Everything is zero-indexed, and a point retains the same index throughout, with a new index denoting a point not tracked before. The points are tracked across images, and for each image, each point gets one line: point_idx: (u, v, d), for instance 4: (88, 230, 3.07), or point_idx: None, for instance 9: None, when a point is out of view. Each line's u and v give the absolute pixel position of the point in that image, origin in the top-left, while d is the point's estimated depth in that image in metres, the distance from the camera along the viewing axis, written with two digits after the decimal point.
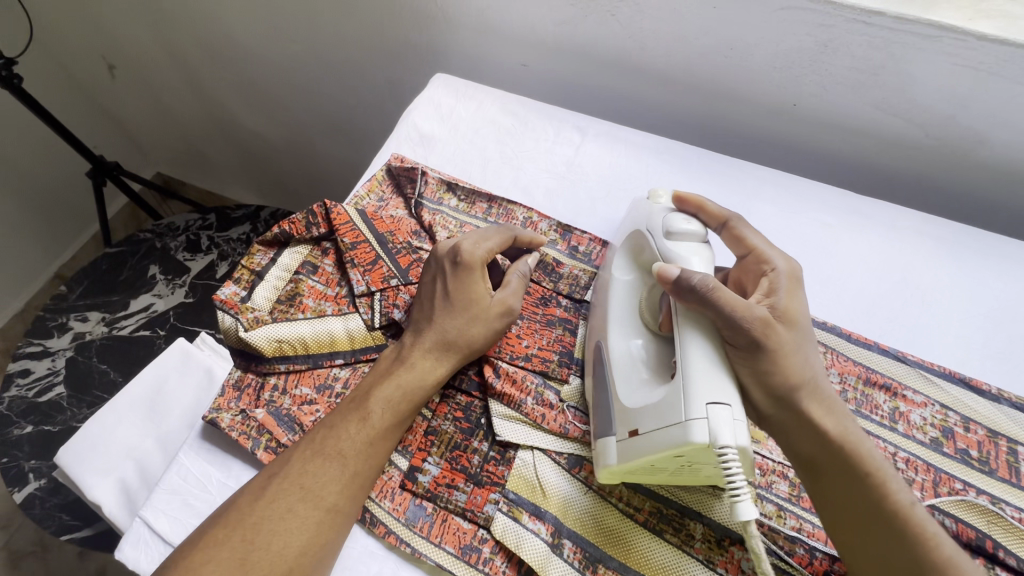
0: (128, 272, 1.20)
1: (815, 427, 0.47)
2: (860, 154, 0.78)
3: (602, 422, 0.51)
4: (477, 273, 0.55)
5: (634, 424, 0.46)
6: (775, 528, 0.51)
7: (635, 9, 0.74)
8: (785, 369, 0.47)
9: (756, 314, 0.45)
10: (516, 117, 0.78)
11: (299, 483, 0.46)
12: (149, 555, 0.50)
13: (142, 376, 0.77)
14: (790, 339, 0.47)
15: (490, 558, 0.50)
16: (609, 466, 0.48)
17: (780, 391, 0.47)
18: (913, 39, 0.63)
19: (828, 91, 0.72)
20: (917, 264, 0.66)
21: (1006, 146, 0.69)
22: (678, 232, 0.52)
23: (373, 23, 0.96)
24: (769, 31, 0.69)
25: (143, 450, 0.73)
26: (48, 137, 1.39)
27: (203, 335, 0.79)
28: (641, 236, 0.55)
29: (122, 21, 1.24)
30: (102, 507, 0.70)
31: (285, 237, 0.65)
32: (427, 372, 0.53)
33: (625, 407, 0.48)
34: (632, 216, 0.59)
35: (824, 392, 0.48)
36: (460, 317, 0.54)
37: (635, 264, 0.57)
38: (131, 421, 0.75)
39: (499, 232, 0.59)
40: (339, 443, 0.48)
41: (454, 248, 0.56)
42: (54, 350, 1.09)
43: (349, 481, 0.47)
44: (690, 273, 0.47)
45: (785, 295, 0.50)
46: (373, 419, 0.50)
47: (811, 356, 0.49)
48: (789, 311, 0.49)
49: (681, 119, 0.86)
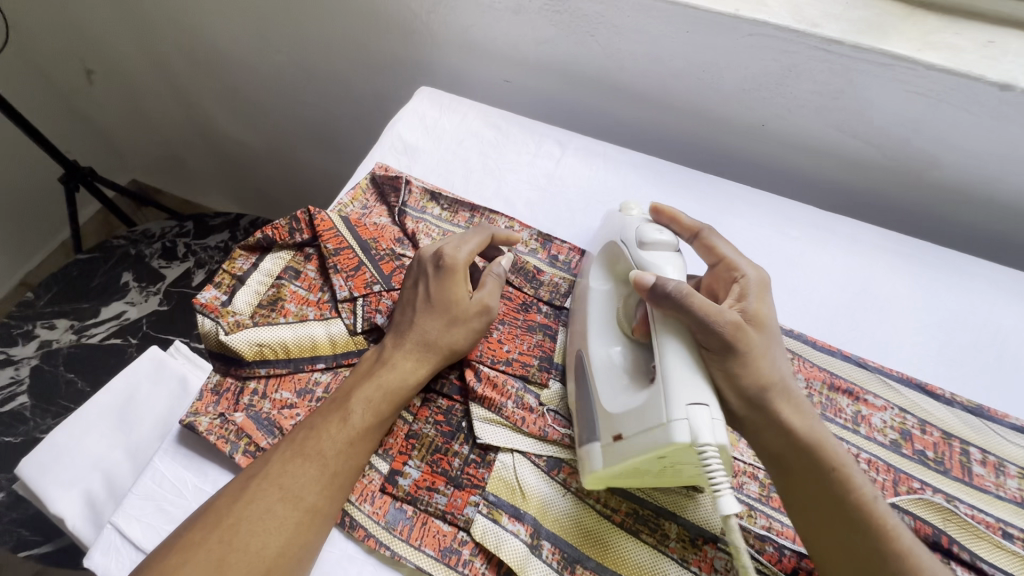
0: (100, 279, 1.18)
1: (784, 426, 0.50)
2: (824, 172, 0.82)
3: (586, 428, 0.52)
4: (459, 275, 0.57)
5: (616, 428, 0.48)
6: (746, 528, 0.52)
7: (613, 30, 0.77)
8: (754, 370, 0.49)
9: (728, 318, 0.48)
10: (499, 130, 0.81)
11: (278, 483, 0.46)
12: (119, 562, 0.49)
13: (113, 385, 0.76)
14: (760, 341, 0.50)
15: (469, 560, 0.50)
16: (595, 471, 0.50)
17: (751, 393, 0.49)
18: (868, 66, 0.68)
19: (793, 112, 0.77)
20: (876, 276, 0.70)
21: (956, 168, 0.73)
22: (650, 241, 0.54)
23: (357, 36, 0.98)
24: (738, 55, 0.73)
25: (109, 461, 0.72)
26: (19, 140, 1.36)
27: (178, 344, 0.80)
28: (617, 246, 0.58)
29: (102, 25, 1.23)
30: (63, 521, 0.68)
31: (267, 242, 0.66)
32: (408, 373, 0.53)
33: (608, 412, 0.49)
34: (610, 227, 0.62)
35: (791, 393, 0.51)
36: (441, 319, 0.55)
37: (611, 274, 0.59)
38: (102, 431, 0.74)
39: (477, 234, 0.61)
40: (319, 443, 0.48)
41: (437, 252, 0.58)
42: (18, 359, 1.06)
43: (329, 480, 0.47)
44: (665, 280, 0.49)
45: (758, 300, 0.52)
46: (353, 418, 0.50)
47: (779, 356, 0.51)
48: (761, 313, 0.52)
49: (657, 136, 0.89)
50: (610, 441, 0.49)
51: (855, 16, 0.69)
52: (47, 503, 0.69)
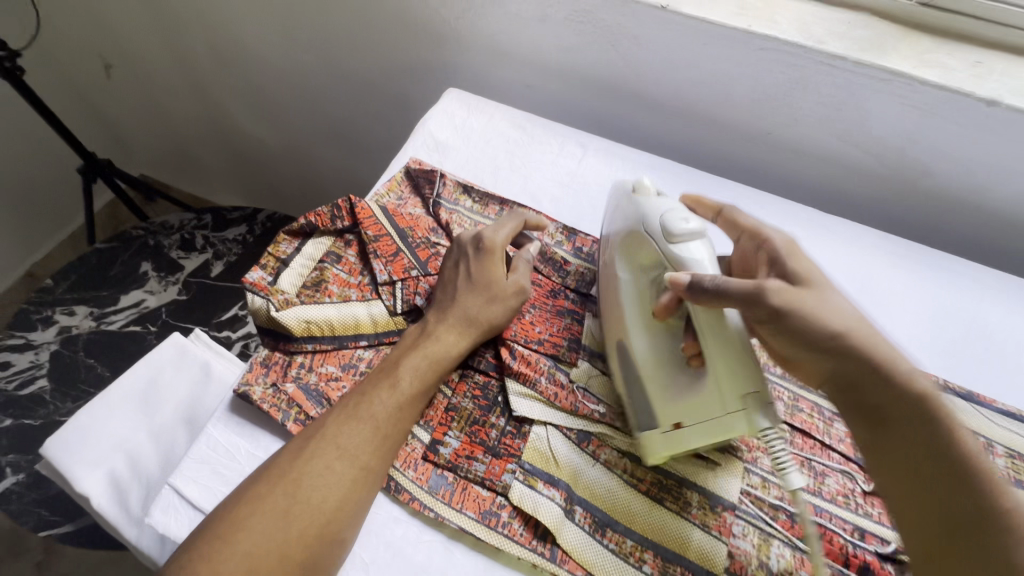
0: (119, 268, 1.20)
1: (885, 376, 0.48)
2: (825, 178, 0.88)
3: (640, 411, 0.57)
4: (496, 256, 0.62)
5: (674, 417, 0.53)
6: (760, 497, 0.57)
7: (634, 41, 0.83)
8: (829, 320, 0.50)
9: (772, 287, 0.51)
10: (524, 130, 0.85)
11: (335, 443, 0.50)
12: (178, 520, 0.52)
13: (136, 369, 0.79)
14: (821, 295, 0.52)
15: (508, 522, 0.54)
16: (656, 453, 0.55)
17: (834, 343, 0.50)
18: (869, 81, 0.74)
19: (798, 122, 0.83)
20: (875, 273, 0.76)
21: (946, 176, 0.80)
22: (678, 234, 0.56)
23: (385, 39, 1.03)
24: (749, 67, 0.79)
25: (134, 442, 0.73)
26: (39, 131, 1.39)
27: (198, 331, 0.84)
28: (641, 234, 0.59)
29: (129, 22, 1.26)
30: (89, 501, 0.68)
31: (310, 228, 0.69)
32: (451, 345, 0.58)
33: (665, 404, 0.54)
34: (626, 214, 0.63)
35: (879, 336, 0.51)
36: (481, 295, 0.60)
37: (635, 261, 0.61)
38: (125, 413, 0.76)
39: (512, 219, 0.67)
40: (371, 406, 0.52)
41: (477, 236, 0.64)
42: (37, 344, 1.07)
43: (380, 440, 0.51)
44: (700, 277, 0.51)
45: (795, 259, 0.56)
46: (402, 384, 0.54)
47: (848, 306, 0.53)
48: (809, 271, 0.54)
49: (669, 141, 0.95)
50: (667, 428, 0.54)
51: (857, 35, 0.75)
52: (71, 482, 0.69)
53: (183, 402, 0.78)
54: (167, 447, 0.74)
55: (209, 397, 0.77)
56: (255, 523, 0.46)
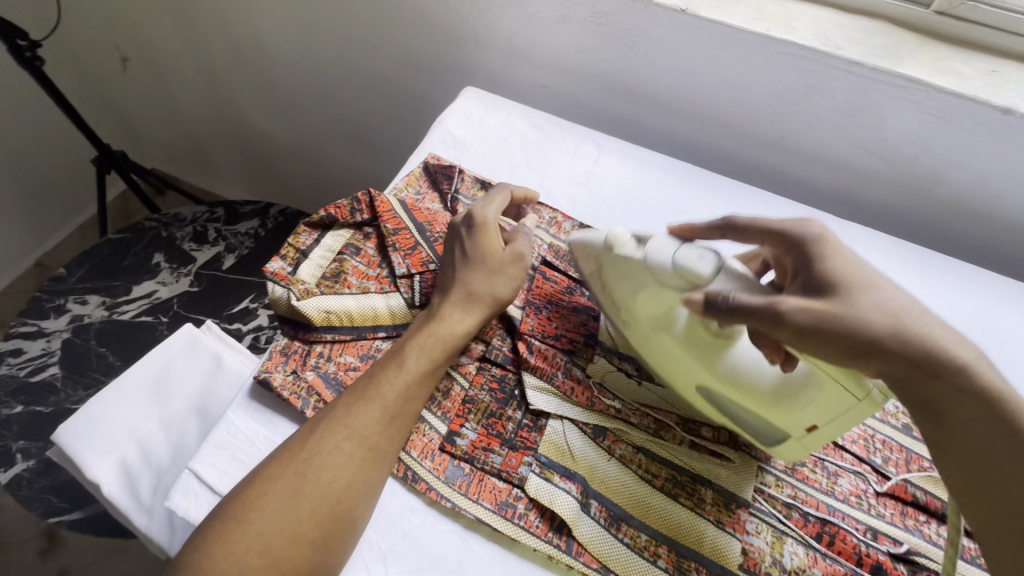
0: (132, 258, 1.20)
1: (937, 367, 0.45)
2: (838, 184, 0.89)
3: (758, 429, 0.55)
4: (489, 230, 0.63)
5: (804, 424, 0.51)
6: (774, 495, 0.57)
7: (651, 44, 0.84)
8: (868, 319, 0.46)
9: (792, 303, 0.47)
10: (541, 130, 0.86)
11: (343, 422, 0.50)
12: (198, 504, 0.52)
13: (149, 359, 0.79)
14: (855, 289, 0.48)
15: (524, 513, 0.54)
16: (789, 451, 0.55)
17: (877, 343, 0.46)
18: (885, 87, 0.75)
19: (813, 127, 0.84)
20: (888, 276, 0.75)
21: (959, 184, 0.81)
22: (698, 269, 0.52)
23: (402, 38, 1.04)
24: (766, 72, 0.80)
25: (145, 431, 0.74)
26: (53, 121, 1.39)
27: (210, 322, 0.84)
28: (653, 283, 0.55)
29: (146, 15, 1.27)
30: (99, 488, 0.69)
31: (330, 220, 0.70)
32: (456, 322, 0.58)
33: (786, 418, 0.52)
34: (619, 269, 0.57)
35: (926, 320, 0.47)
36: (482, 271, 0.61)
37: (651, 308, 0.56)
38: (136, 402, 0.76)
39: (499, 194, 0.68)
40: (379, 387, 0.52)
41: (468, 216, 0.64)
42: (49, 332, 1.08)
43: (388, 420, 0.51)
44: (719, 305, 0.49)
45: (828, 253, 0.51)
46: (409, 363, 0.54)
47: (889, 291, 0.48)
48: (842, 265, 0.50)
49: (683, 143, 0.95)
50: (802, 432, 0.52)
51: (874, 42, 0.76)
52: (83, 469, 0.70)
53: (193, 393, 0.78)
54: (177, 438, 0.74)
55: (220, 390, 0.78)
56: (266, 503, 0.46)
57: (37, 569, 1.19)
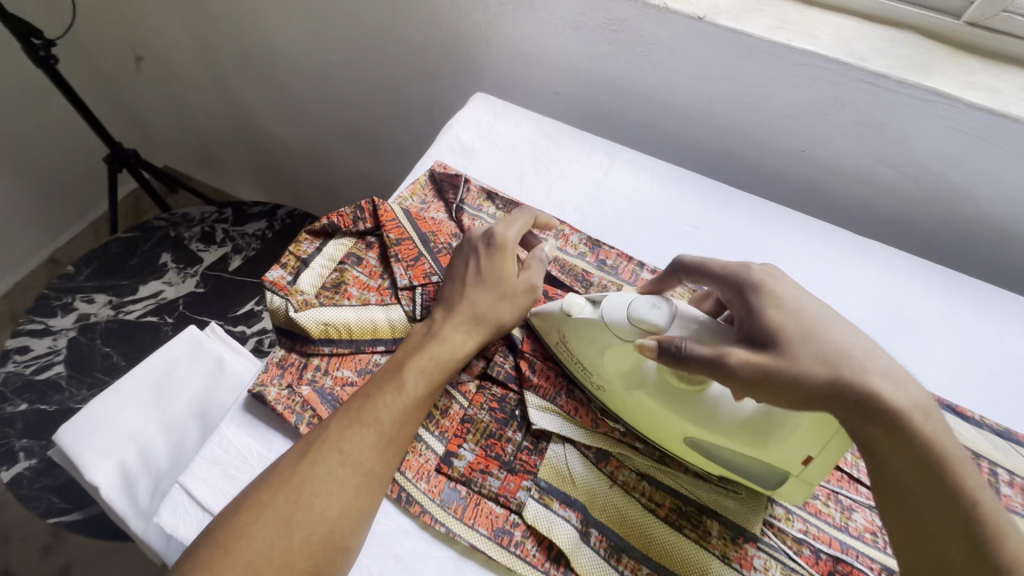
0: (139, 258, 1.20)
1: (868, 412, 0.42)
2: (859, 199, 0.86)
3: (754, 472, 0.53)
4: (507, 253, 0.61)
5: (796, 458, 0.48)
6: (783, 530, 0.55)
7: (666, 51, 0.81)
8: (802, 368, 0.44)
9: (738, 356, 0.46)
10: (551, 138, 0.84)
11: (338, 447, 0.49)
12: (187, 522, 0.51)
13: (151, 362, 0.78)
14: (794, 334, 0.46)
15: (521, 541, 0.52)
16: (799, 488, 0.52)
17: (812, 393, 0.44)
18: (912, 101, 0.71)
19: (834, 140, 0.80)
20: (910, 298, 0.71)
21: (988, 202, 0.77)
22: (654, 319, 0.52)
23: (413, 41, 1.03)
24: (786, 82, 0.77)
25: (146, 434, 0.72)
26: (66, 117, 1.40)
27: (214, 326, 0.83)
28: (616, 340, 0.54)
29: (159, 15, 1.27)
30: (97, 491, 0.67)
31: (332, 228, 0.68)
32: (458, 344, 0.56)
33: (780, 455, 0.49)
34: (582, 335, 0.57)
35: (862, 364, 0.44)
36: (491, 293, 0.59)
37: (619, 367, 0.55)
38: (137, 406, 0.75)
39: (524, 215, 0.66)
40: (375, 410, 0.51)
41: (489, 233, 0.62)
42: (55, 330, 1.08)
43: (384, 446, 0.50)
44: (669, 354, 0.49)
45: (768, 299, 0.49)
46: (407, 387, 0.53)
47: (828, 334, 0.46)
48: (781, 309, 0.48)
49: (698, 153, 0.93)
50: (800, 467, 0.49)
51: (901, 54, 0.73)
52: (83, 471, 0.69)
53: (194, 396, 0.77)
54: (175, 442, 0.73)
55: (221, 396, 0.76)
56: (255, 531, 0.44)
57: (39, 565, 1.20)
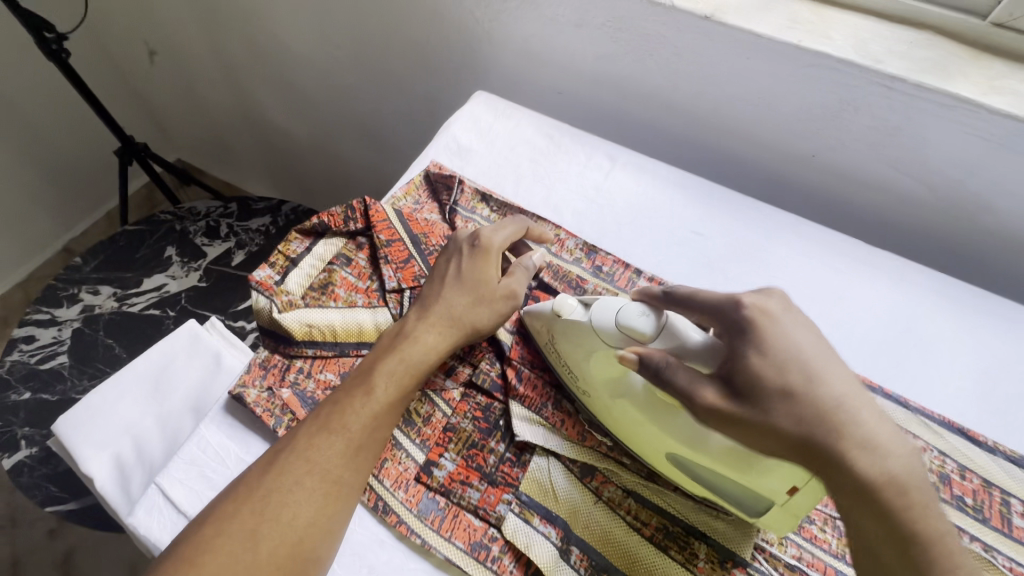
0: (145, 250, 1.20)
1: (837, 480, 0.42)
2: (872, 208, 0.82)
3: (739, 499, 0.50)
4: (490, 257, 0.60)
5: (781, 489, 0.46)
6: (775, 555, 0.52)
7: (673, 51, 0.79)
8: (773, 424, 0.43)
9: (708, 395, 0.44)
10: (551, 139, 0.82)
11: (305, 457, 0.48)
12: (160, 522, 0.52)
13: (149, 354, 0.72)
14: (773, 385, 0.44)
15: (499, 557, 0.51)
16: (779, 520, 0.49)
17: (781, 448, 0.43)
18: (930, 106, 0.68)
19: (846, 146, 0.77)
20: (921, 315, 0.67)
21: (1009, 214, 0.73)
22: (642, 328, 0.50)
23: (416, 38, 1.01)
24: (797, 85, 0.74)
25: (142, 428, 0.68)
26: (80, 110, 1.41)
27: (215, 319, 0.76)
28: (603, 347, 0.52)
29: (170, 9, 1.28)
30: (92, 483, 0.64)
31: (322, 228, 0.67)
32: (430, 346, 0.55)
33: (763, 483, 0.46)
34: (572, 340, 0.55)
35: (841, 429, 0.42)
36: (468, 294, 0.58)
37: (605, 374, 0.53)
38: (133, 397, 0.70)
39: (515, 224, 0.64)
40: (344, 417, 0.50)
41: (474, 234, 0.61)
42: (61, 320, 1.10)
43: (353, 453, 0.49)
44: (648, 367, 0.46)
45: (754, 341, 0.46)
46: (377, 392, 0.52)
47: (812, 390, 0.44)
48: (763, 355, 0.45)
49: (704, 157, 0.90)
50: (785, 498, 0.47)
51: (920, 56, 0.69)
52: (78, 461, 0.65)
53: (192, 391, 0.71)
54: (171, 437, 0.68)
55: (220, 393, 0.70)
56: (220, 544, 0.44)
57: (43, 549, 1.22)
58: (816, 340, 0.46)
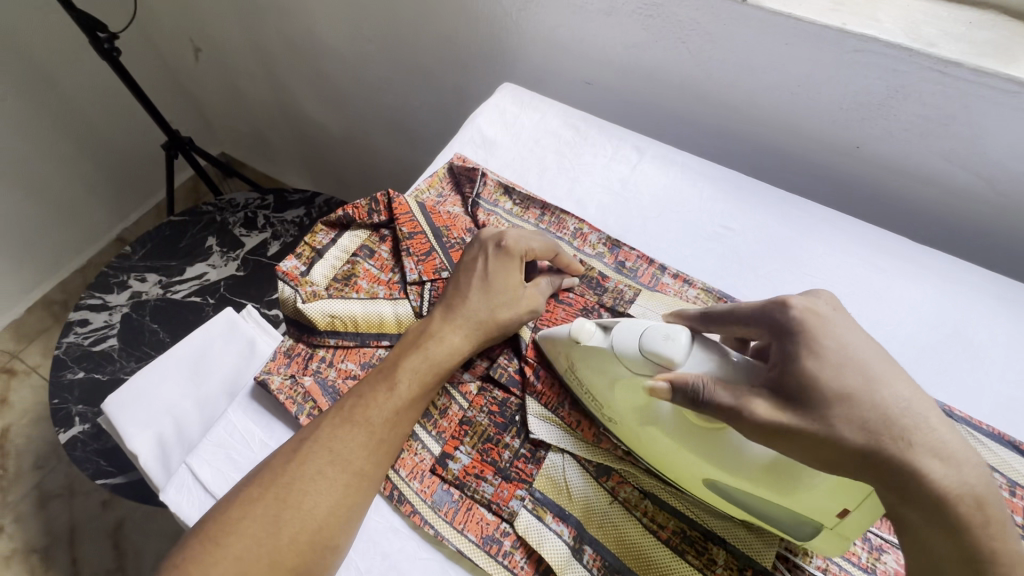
0: (187, 241, 1.26)
1: (909, 495, 0.39)
2: (923, 203, 0.76)
3: (771, 514, 0.48)
4: (514, 262, 0.59)
5: (830, 510, 0.44)
6: (798, 566, 0.50)
7: (706, 39, 0.75)
8: (834, 433, 0.40)
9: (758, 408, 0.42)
10: (576, 131, 0.80)
11: (328, 447, 0.49)
12: (190, 500, 0.55)
13: (188, 340, 0.74)
14: (823, 389, 0.41)
15: (510, 552, 0.51)
16: (819, 543, 0.47)
17: (844, 460, 0.40)
18: (991, 93, 0.62)
19: (894, 136, 0.72)
20: (973, 317, 0.63)
21: None
22: (669, 353, 0.47)
23: (445, 30, 1.01)
24: (839, 71, 0.69)
25: (181, 409, 0.70)
26: (129, 106, 1.48)
27: (250, 307, 0.78)
28: (627, 373, 0.50)
29: (212, 7, 1.33)
30: (137, 458, 0.68)
31: (347, 220, 0.68)
32: (455, 347, 0.56)
33: (813, 504, 0.44)
34: (591, 364, 0.53)
35: (896, 440, 0.39)
36: (493, 299, 0.58)
37: (631, 398, 0.50)
38: (173, 380, 0.73)
39: (543, 239, 0.61)
40: (366, 411, 0.51)
41: (499, 235, 0.60)
42: (112, 305, 1.17)
43: (374, 447, 0.50)
44: (682, 393, 0.45)
45: (805, 342, 0.43)
46: (399, 388, 0.53)
47: (873, 393, 0.41)
48: (818, 357, 0.42)
49: (738, 150, 0.86)
50: (834, 520, 0.44)
51: (980, 38, 0.64)
52: (124, 439, 0.69)
53: (226, 376, 0.73)
54: (209, 418, 0.71)
55: (253, 378, 0.72)
56: (243, 528, 0.46)
57: (97, 518, 1.32)
58: (869, 342, 0.44)
